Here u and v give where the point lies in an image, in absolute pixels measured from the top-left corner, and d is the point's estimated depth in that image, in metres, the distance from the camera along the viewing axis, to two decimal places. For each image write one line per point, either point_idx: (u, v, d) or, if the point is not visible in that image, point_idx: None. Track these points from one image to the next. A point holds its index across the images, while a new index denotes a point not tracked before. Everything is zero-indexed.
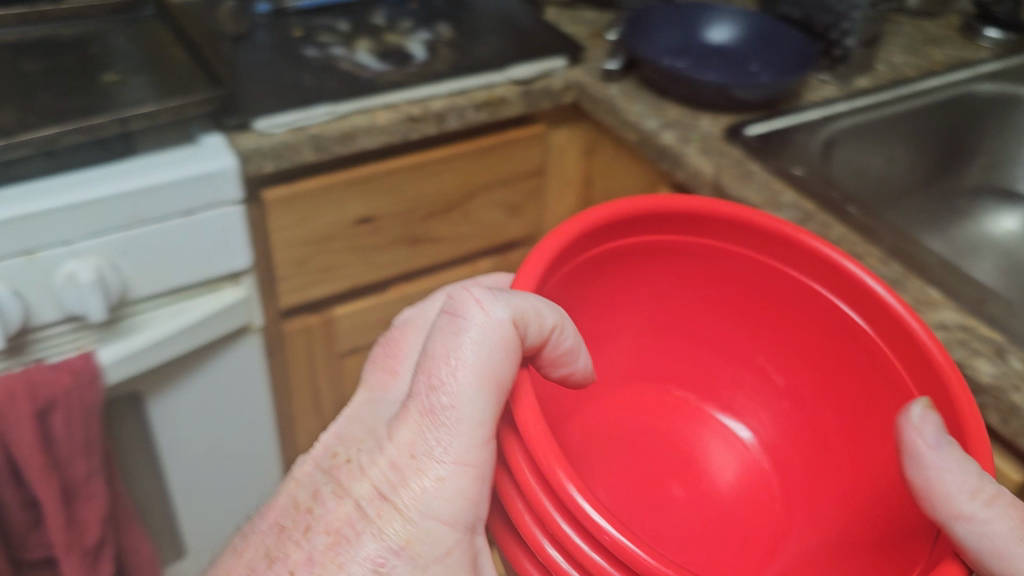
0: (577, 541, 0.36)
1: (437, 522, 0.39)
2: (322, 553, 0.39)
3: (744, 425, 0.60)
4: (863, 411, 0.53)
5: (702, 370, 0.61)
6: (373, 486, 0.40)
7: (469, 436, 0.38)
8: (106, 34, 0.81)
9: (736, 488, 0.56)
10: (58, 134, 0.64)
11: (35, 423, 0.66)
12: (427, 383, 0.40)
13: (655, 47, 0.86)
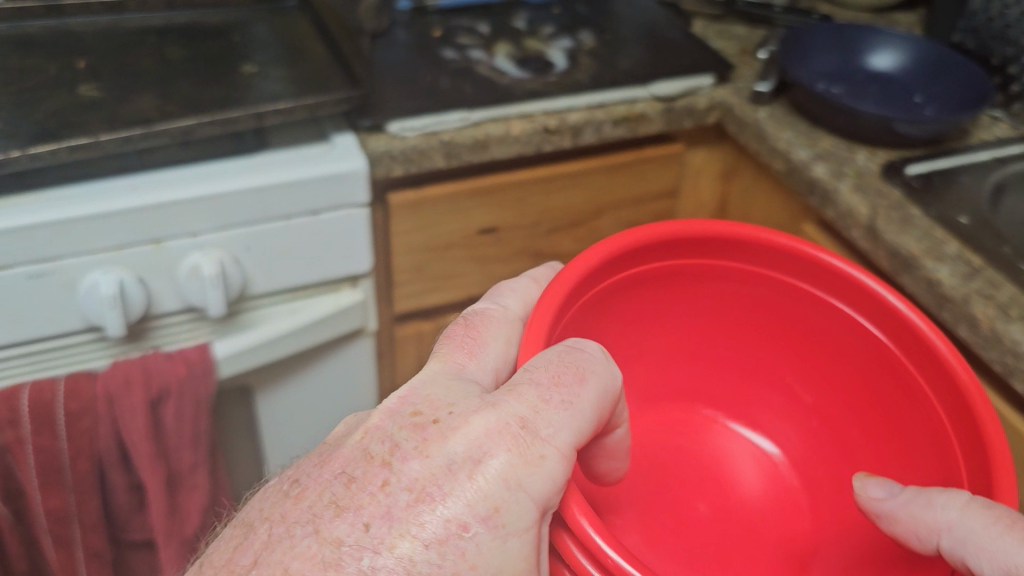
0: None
1: (529, 497, 0.36)
2: (402, 510, 0.35)
3: (763, 437, 0.56)
4: (894, 430, 0.49)
5: (724, 389, 0.57)
6: (467, 448, 0.36)
7: (572, 431, 0.37)
8: (249, 23, 0.81)
9: (762, 505, 0.51)
10: (194, 125, 0.64)
11: (148, 412, 0.66)
12: (548, 378, 0.38)
13: (811, 71, 0.81)
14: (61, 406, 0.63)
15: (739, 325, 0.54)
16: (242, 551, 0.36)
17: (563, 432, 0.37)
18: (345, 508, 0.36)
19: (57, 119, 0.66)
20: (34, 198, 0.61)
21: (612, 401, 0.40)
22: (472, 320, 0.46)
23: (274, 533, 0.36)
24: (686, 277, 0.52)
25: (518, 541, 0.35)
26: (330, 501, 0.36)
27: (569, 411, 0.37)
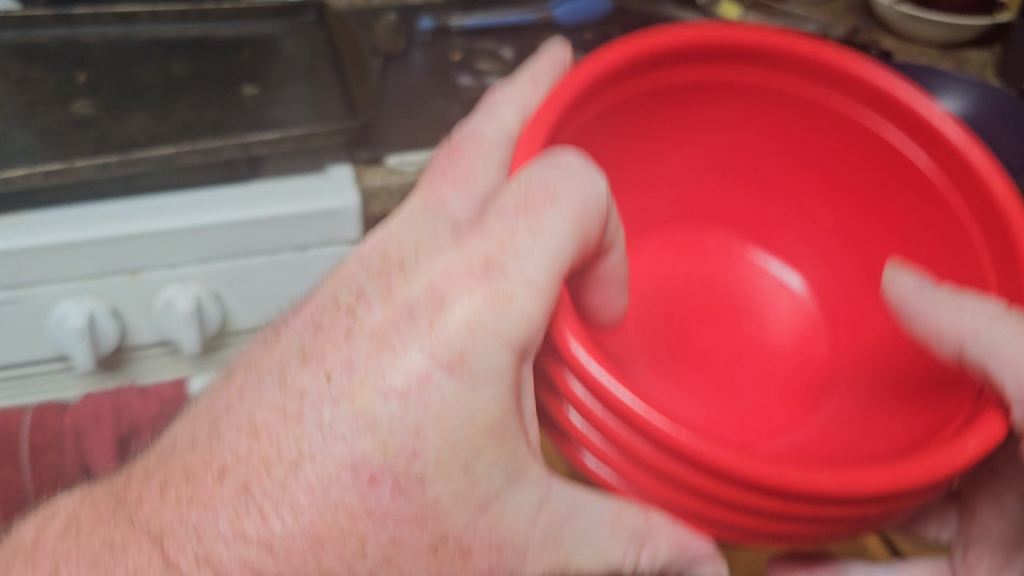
0: (589, 406, 0.36)
1: (501, 339, 0.34)
2: (363, 359, 0.34)
3: (789, 269, 0.63)
4: (917, 252, 0.54)
5: (750, 217, 0.63)
6: (427, 288, 0.35)
7: (541, 262, 0.35)
8: (262, 39, 0.77)
9: (783, 339, 0.60)
10: (175, 153, 0.60)
11: (117, 449, 0.63)
12: (515, 207, 0.37)
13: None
14: (27, 438, 0.61)
15: (760, 160, 0.59)
16: (219, 398, 0.37)
17: (533, 260, 0.35)
18: (310, 358, 0.36)
19: (47, 140, 0.64)
20: (8, 223, 0.59)
21: (595, 223, 0.38)
22: (467, 142, 0.47)
23: (250, 382, 0.36)
24: (705, 100, 0.56)
25: (487, 390, 0.35)
26: (299, 349, 0.36)
27: (539, 239, 0.36)
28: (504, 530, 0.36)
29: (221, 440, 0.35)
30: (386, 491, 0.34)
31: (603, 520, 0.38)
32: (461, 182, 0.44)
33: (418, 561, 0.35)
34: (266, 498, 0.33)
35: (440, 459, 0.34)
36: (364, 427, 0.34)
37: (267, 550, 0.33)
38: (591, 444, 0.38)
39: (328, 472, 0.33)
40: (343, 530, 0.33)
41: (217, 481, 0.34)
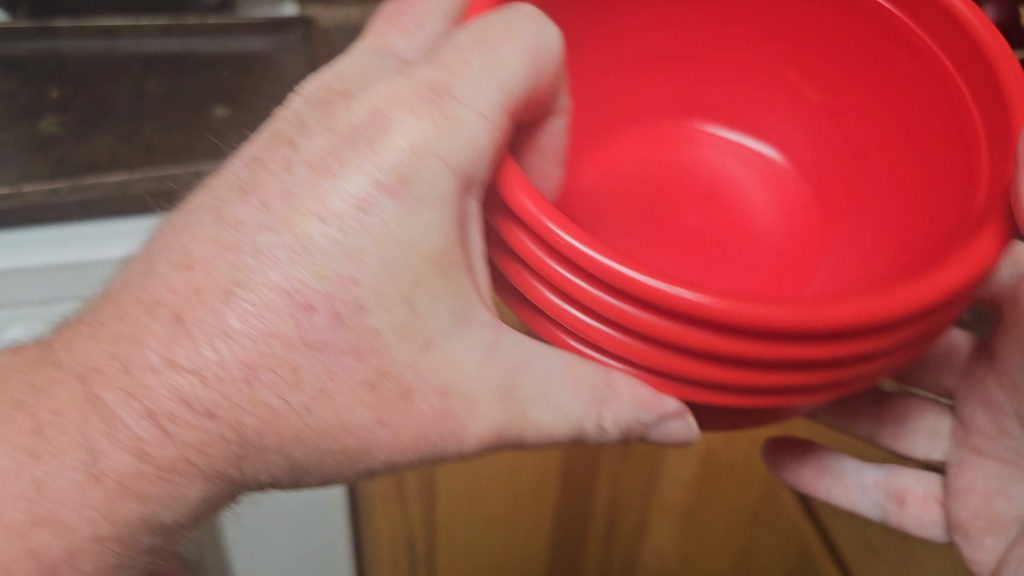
0: (569, 279, 0.33)
1: (443, 162, 0.34)
2: (303, 185, 0.35)
3: (767, 146, 0.60)
4: (903, 123, 0.50)
5: (725, 98, 0.59)
6: (369, 109, 0.35)
7: (494, 92, 0.36)
8: (242, 57, 0.75)
9: (771, 220, 0.56)
10: (129, 179, 0.59)
11: None
12: (469, 40, 0.37)
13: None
14: None
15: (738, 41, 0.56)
16: (155, 242, 0.37)
17: (480, 97, 0.35)
18: (248, 192, 0.35)
19: (13, 157, 0.63)
20: None
21: (548, 65, 0.38)
22: None
23: (188, 221, 0.36)
24: None
25: (432, 215, 0.35)
26: (237, 186, 0.36)
27: (492, 73, 0.36)
28: (450, 374, 0.36)
29: (156, 272, 0.35)
30: (325, 320, 0.34)
31: (560, 370, 0.36)
32: (410, 25, 0.41)
33: (355, 400, 0.35)
34: (204, 331, 0.34)
35: (380, 291, 0.35)
36: (302, 253, 0.34)
37: (200, 379, 0.34)
38: (542, 298, 0.35)
39: (266, 300, 0.34)
40: (278, 359, 0.34)
41: (151, 317, 0.34)
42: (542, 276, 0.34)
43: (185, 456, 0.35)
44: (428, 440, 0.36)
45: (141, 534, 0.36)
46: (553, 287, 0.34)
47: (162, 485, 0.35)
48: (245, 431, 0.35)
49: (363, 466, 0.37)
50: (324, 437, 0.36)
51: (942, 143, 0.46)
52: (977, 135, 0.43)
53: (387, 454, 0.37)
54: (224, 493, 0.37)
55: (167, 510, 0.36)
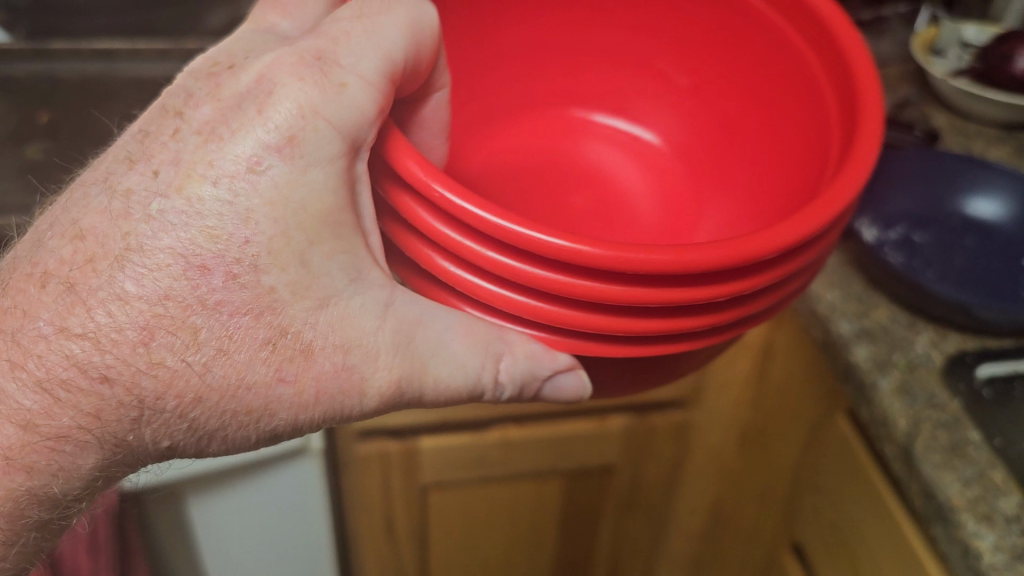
0: (456, 238, 0.26)
1: (331, 126, 0.26)
2: (191, 152, 0.27)
3: (640, 125, 0.45)
4: (787, 97, 0.38)
5: (589, 81, 0.45)
6: (257, 74, 0.27)
7: (401, 33, 0.28)
8: None
9: (647, 205, 0.42)
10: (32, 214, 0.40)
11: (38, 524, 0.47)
12: (349, 12, 0.29)
13: (873, 203, 0.49)
14: None
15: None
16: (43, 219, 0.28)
17: (366, 57, 0.27)
18: (138, 161, 0.27)
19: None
20: None
21: (430, 42, 0.30)
22: None
23: (74, 193, 0.28)
24: None
25: (322, 174, 0.26)
26: (125, 156, 0.28)
27: (373, 36, 0.28)
28: (352, 329, 0.28)
29: (46, 248, 0.27)
30: (220, 281, 0.26)
31: (454, 332, 0.28)
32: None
33: (253, 360, 0.27)
34: (100, 295, 0.26)
35: (273, 248, 0.26)
36: (190, 216, 0.26)
37: (96, 345, 0.26)
38: (430, 264, 0.28)
39: (159, 264, 0.26)
40: (176, 321, 0.26)
41: (40, 287, 0.27)
42: (440, 243, 0.27)
43: (76, 423, 0.27)
44: (330, 401, 0.28)
45: (29, 506, 0.28)
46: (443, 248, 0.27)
47: (51, 453, 0.27)
48: (144, 394, 0.27)
49: (259, 437, 0.29)
50: (224, 406, 0.27)
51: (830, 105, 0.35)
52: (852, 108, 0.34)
53: (290, 421, 0.28)
54: (127, 464, 0.28)
55: (60, 481, 0.28)
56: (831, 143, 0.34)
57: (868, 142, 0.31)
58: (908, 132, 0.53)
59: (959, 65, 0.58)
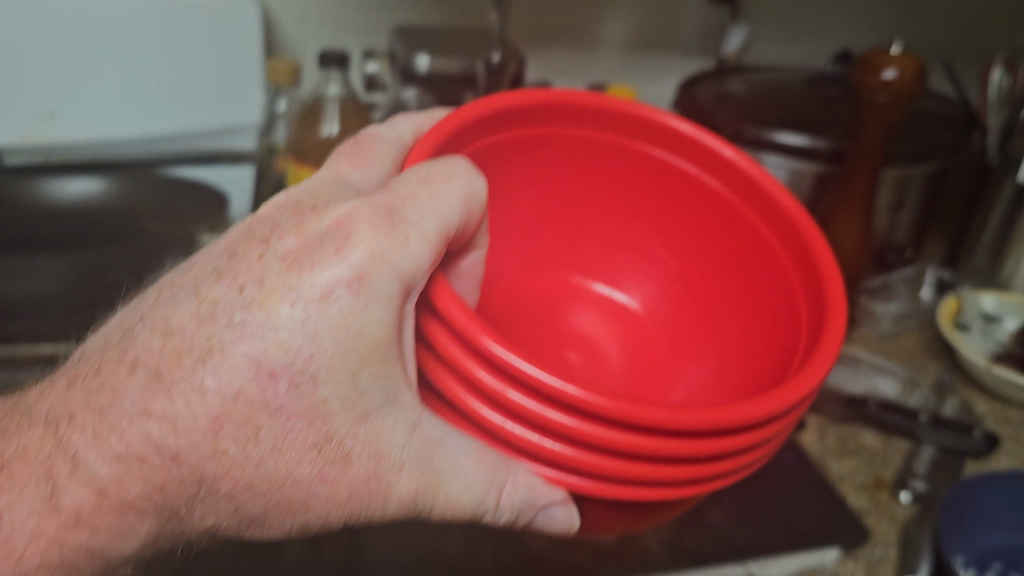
0: (479, 375, 0.30)
1: (392, 271, 0.30)
2: (275, 275, 0.30)
3: (621, 290, 0.50)
4: (758, 284, 0.44)
5: (582, 255, 0.51)
6: (336, 220, 0.31)
7: (454, 202, 0.33)
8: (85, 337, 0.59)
9: (628, 362, 0.47)
10: None
11: None
12: (416, 176, 0.33)
13: (968, 539, 0.50)
14: None
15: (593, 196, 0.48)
16: (131, 312, 0.31)
17: (428, 218, 0.32)
18: (225, 275, 0.30)
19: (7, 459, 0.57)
20: None
21: (479, 209, 0.35)
22: (364, 141, 0.40)
23: (163, 294, 0.31)
24: (542, 156, 0.46)
25: (380, 311, 0.30)
26: (214, 270, 0.31)
27: (435, 202, 0.32)
28: (384, 443, 0.31)
29: (134, 338, 0.30)
30: (284, 388, 0.29)
31: (469, 454, 0.31)
32: (364, 159, 0.38)
33: (301, 460, 0.30)
34: (182, 385, 0.28)
35: (331, 366, 0.29)
36: (266, 327, 0.29)
37: (173, 427, 0.28)
38: (455, 395, 0.31)
39: (234, 366, 0.28)
40: (243, 417, 0.29)
41: (128, 373, 0.29)
42: (466, 379, 0.31)
43: (148, 493, 0.28)
44: (360, 502, 0.31)
45: (84, 564, 0.29)
46: (465, 381, 0.31)
47: (115, 518, 0.29)
48: (205, 474, 0.29)
49: (292, 528, 0.31)
50: (269, 495, 0.30)
51: (798, 289, 0.41)
52: (814, 293, 0.40)
53: (322, 517, 0.31)
54: (177, 537, 0.30)
55: (117, 544, 0.29)
56: (798, 324, 0.40)
57: (836, 311, 0.37)
58: (969, 436, 0.57)
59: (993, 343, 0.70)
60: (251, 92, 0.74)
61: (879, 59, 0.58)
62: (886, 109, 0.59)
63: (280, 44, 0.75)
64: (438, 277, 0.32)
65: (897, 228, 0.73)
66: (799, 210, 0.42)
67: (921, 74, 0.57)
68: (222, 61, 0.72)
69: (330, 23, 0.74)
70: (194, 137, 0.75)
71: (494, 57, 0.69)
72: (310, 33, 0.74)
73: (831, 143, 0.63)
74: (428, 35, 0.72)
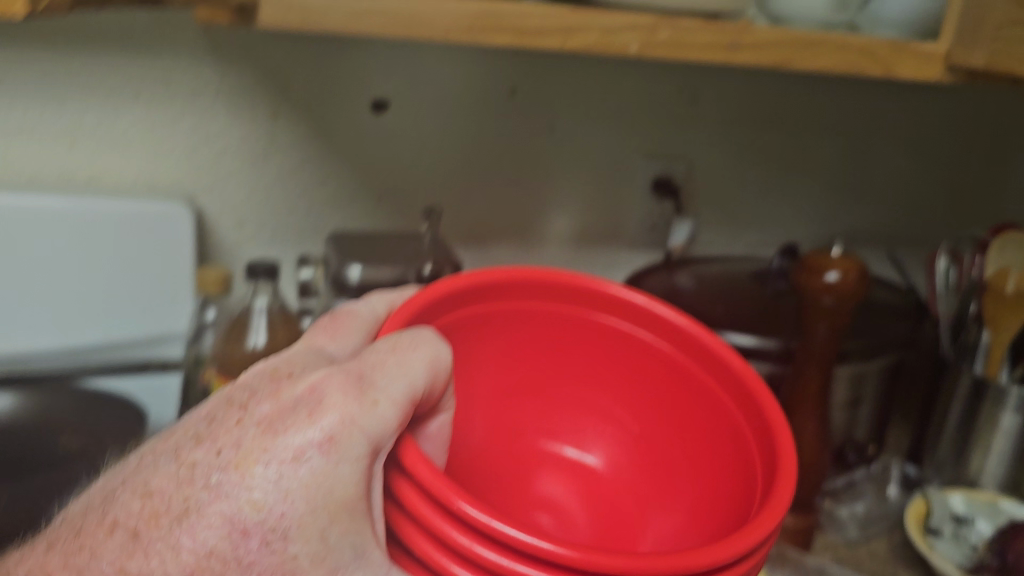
0: (449, 533, 0.31)
1: (360, 431, 0.32)
2: (251, 438, 0.32)
3: (587, 452, 0.52)
4: (718, 441, 0.47)
5: (550, 421, 0.53)
6: (310, 386, 0.33)
7: (420, 367, 0.35)
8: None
9: (599, 520, 0.48)
10: None
11: None
12: (386, 346, 0.36)
13: None
14: None
15: (559, 364, 0.52)
16: (113, 477, 0.33)
17: (396, 383, 0.34)
18: (204, 439, 0.32)
19: None
20: None
21: (444, 374, 0.37)
22: (338, 315, 0.43)
23: (144, 459, 0.33)
24: (509, 328, 0.49)
25: (349, 470, 0.31)
26: (194, 435, 0.33)
27: (401, 367, 0.35)
28: None
29: (115, 500, 0.31)
30: (255, 545, 0.30)
31: None
32: (338, 330, 0.41)
33: None
34: (158, 544, 0.30)
35: (302, 523, 0.31)
36: (241, 486, 0.30)
37: None
38: (426, 555, 0.32)
39: (210, 524, 0.30)
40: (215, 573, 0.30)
41: (107, 533, 0.30)
42: (437, 539, 0.32)
43: None
44: None
45: None
46: (436, 540, 0.32)
47: None
48: None
49: None
50: None
51: (755, 440, 0.44)
52: (768, 442, 0.42)
53: None
54: None
55: None
56: (756, 471, 0.42)
57: (791, 456, 0.40)
58: None
59: (968, 545, 0.71)
60: (181, 306, 0.78)
61: (822, 262, 0.64)
62: (832, 311, 0.64)
63: (217, 249, 0.81)
64: (405, 440, 0.34)
65: (857, 426, 0.78)
66: (749, 368, 0.46)
67: (860, 277, 0.63)
68: (153, 269, 0.76)
69: (268, 229, 0.82)
70: (118, 349, 0.77)
71: (426, 266, 0.75)
72: (250, 236, 0.82)
73: (779, 343, 0.68)
74: (364, 245, 0.78)
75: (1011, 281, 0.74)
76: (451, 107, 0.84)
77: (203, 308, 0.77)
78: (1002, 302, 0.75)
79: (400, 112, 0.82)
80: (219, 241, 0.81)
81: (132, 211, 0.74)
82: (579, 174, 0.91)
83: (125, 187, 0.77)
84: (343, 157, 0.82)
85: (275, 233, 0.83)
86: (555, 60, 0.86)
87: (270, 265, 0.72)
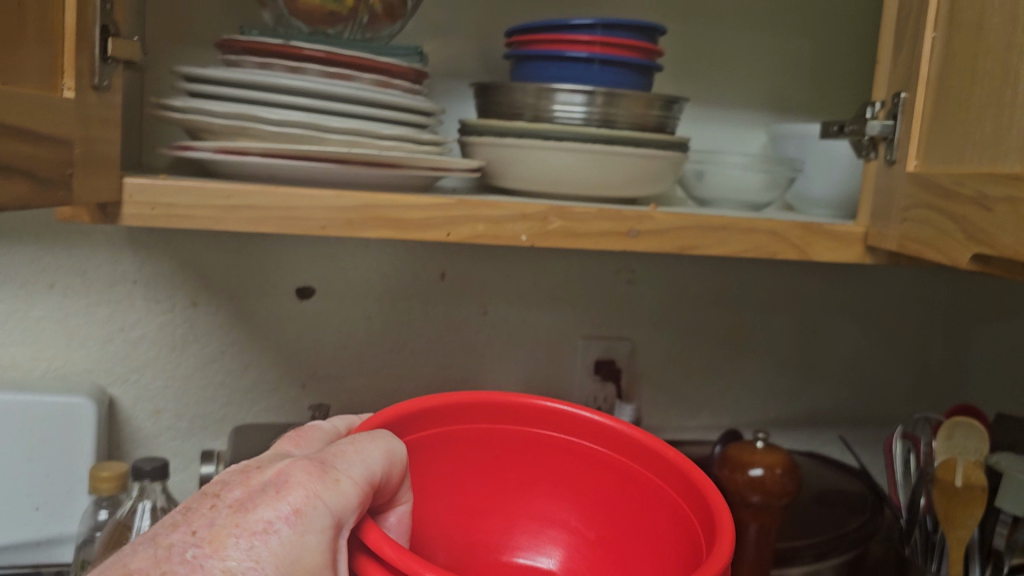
0: None
1: (324, 505, 0.35)
2: (224, 517, 0.34)
3: (548, 563, 0.53)
4: (666, 530, 0.49)
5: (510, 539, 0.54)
6: (276, 471, 0.36)
7: (378, 454, 0.38)
8: None
9: None
10: None
11: None
12: (346, 440, 0.39)
13: None
14: None
15: (513, 481, 0.54)
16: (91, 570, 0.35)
17: (356, 466, 0.37)
18: (180, 524, 0.35)
19: None
20: None
21: (400, 465, 0.40)
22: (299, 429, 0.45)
23: (122, 549, 0.35)
24: (463, 449, 0.53)
25: (315, 540, 0.34)
26: (170, 522, 0.35)
27: (361, 455, 0.38)
28: None
29: None
30: None
31: None
32: (301, 439, 0.43)
33: None
34: None
35: None
36: (213, 560, 0.33)
37: None
38: None
39: None
40: None
41: None
42: None
43: None
44: None
45: None
46: None
47: None
48: None
49: None
50: None
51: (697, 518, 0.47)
52: (708, 513, 0.45)
53: None
54: None
55: None
56: (700, 541, 0.45)
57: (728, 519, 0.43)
58: None
59: None
60: (79, 502, 0.78)
61: (746, 459, 0.76)
62: (760, 507, 0.74)
63: (130, 438, 0.86)
64: (367, 520, 0.37)
65: None
66: (685, 458, 0.49)
67: (784, 472, 0.75)
68: (50, 465, 0.77)
69: (187, 416, 0.87)
70: (10, 553, 0.77)
71: None
72: (166, 425, 0.87)
73: None
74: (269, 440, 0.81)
75: (955, 477, 0.78)
76: (378, 295, 0.90)
77: (94, 510, 0.76)
78: (950, 498, 0.78)
79: (326, 299, 0.89)
80: (135, 429, 0.86)
81: (32, 405, 0.76)
82: (495, 358, 0.96)
83: (37, 375, 0.82)
84: (268, 347, 0.88)
85: (193, 422, 0.87)
86: (477, 253, 0.93)
87: (158, 465, 0.72)
